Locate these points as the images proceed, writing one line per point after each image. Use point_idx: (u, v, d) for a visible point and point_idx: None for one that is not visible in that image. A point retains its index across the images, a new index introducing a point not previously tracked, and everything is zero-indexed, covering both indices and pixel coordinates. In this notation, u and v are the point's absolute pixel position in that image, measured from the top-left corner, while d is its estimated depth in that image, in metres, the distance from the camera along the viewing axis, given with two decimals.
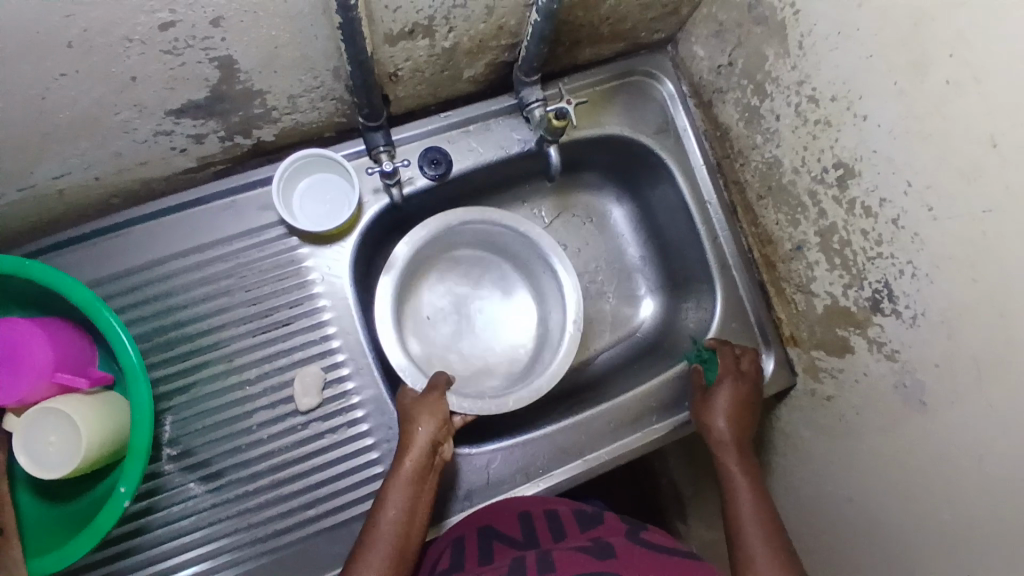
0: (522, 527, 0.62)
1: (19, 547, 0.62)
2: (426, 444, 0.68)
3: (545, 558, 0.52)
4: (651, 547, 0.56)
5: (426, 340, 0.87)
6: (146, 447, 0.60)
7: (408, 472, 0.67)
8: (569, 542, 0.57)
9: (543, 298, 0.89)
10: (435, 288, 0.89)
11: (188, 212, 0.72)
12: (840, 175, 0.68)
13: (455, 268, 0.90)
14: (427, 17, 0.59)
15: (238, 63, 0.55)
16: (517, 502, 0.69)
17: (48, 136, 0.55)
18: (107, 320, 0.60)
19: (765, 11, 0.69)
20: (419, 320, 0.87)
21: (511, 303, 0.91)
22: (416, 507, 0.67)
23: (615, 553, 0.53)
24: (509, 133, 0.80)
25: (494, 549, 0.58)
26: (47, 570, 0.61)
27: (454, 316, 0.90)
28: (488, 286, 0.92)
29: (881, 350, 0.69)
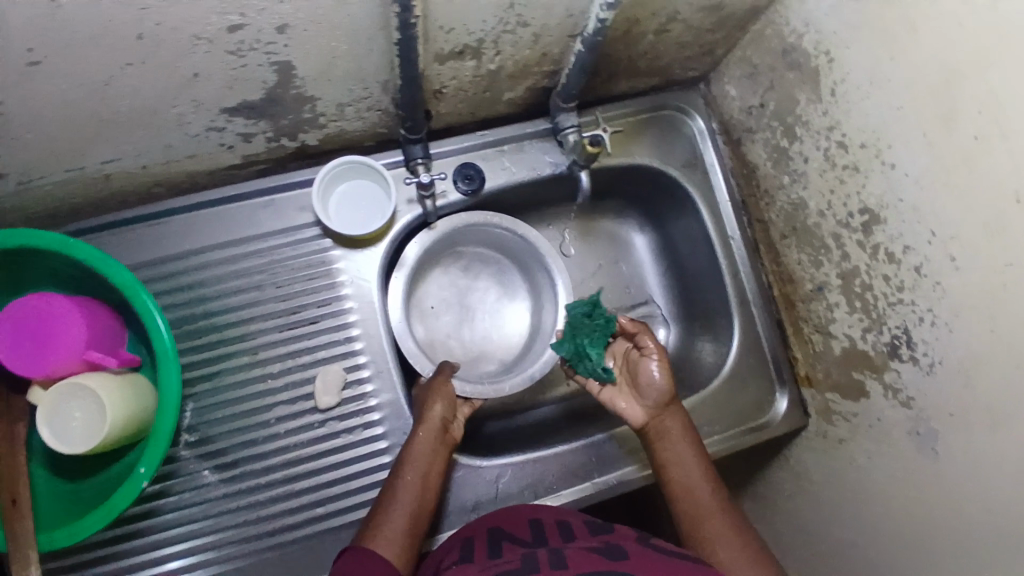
0: (532, 530, 0.63)
1: (29, 520, 0.62)
2: (439, 421, 0.70)
3: (558, 555, 0.53)
4: (660, 549, 0.56)
5: (432, 334, 0.90)
6: (169, 431, 0.62)
7: (424, 446, 0.69)
8: (580, 543, 0.57)
9: (539, 296, 0.91)
10: (439, 279, 0.92)
11: (228, 207, 0.74)
12: (865, 221, 0.70)
13: (457, 261, 0.92)
14: (477, 40, 0.62)
15: (296, 69, 0.58)
16: (527, 508, 0.69)
17: (106, 121, 0.58)
18: (144, 304, 0.62)
19: (800, 57, 0.72)
20: (422, 311, 0.90)
21: (509, 298, 0.94)
22: (429, 481, 0.67)
23: (626, 554, 0.54)
24: (542, 155, 0.82)
25: (502, 547, 0.59)
26: (58, 544, 0.62)
27: (455, 306, 0.93)
28: (488, 280, 0.94)
29: (896, 396, 0.70)
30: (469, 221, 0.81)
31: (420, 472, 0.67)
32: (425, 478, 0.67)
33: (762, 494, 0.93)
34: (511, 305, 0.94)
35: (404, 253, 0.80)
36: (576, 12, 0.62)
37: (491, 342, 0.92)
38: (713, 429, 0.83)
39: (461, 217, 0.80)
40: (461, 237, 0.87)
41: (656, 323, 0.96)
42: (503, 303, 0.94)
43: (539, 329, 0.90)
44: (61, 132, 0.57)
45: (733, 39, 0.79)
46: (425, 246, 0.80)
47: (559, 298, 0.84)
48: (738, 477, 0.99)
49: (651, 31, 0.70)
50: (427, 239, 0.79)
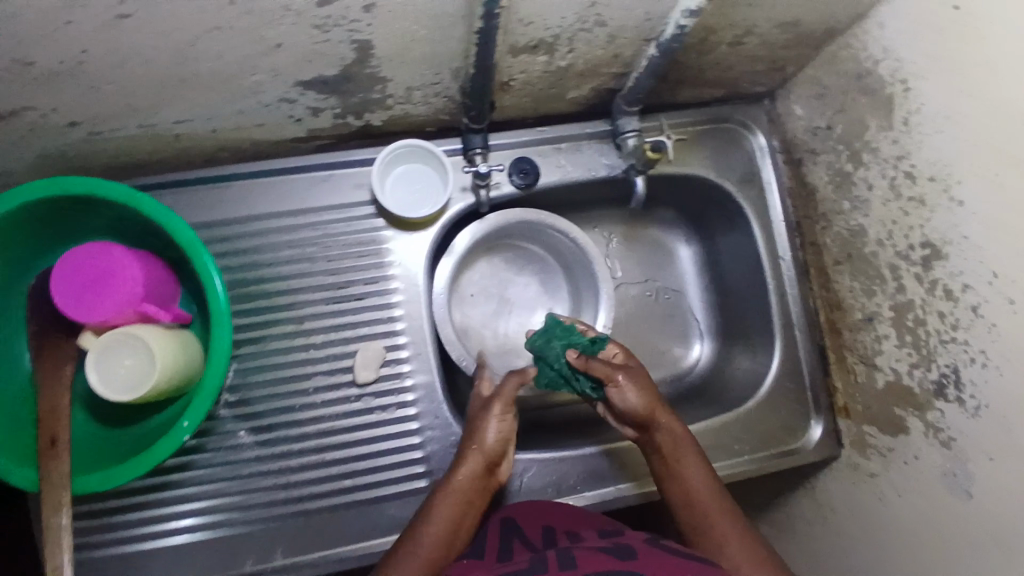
0: (546, 536, 0.64)
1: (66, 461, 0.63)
2: (485, 458, 0.69)
3: (566, 557, 0.54)
4: (668, 548, 0.57)
5: (468, 322, 0.91)
6: (216, 389, 0.64)
7: (465, 484, 0.68)
8: (588, 543, 0.58)
9: (578, 298, 0.92)
10: (481, 268, 0.93)
11: (288, 177, 0.76)
12: (926, 254, 0.68)
13: (502, 253, 0.93)
14: (553, 35, 0.62)
15: (374, 48, 0.59)
16: (542, 510, 0.70)
17: (185, 82, 0.59)
18: (204, 263, 0.63)
19: (875, 82, 0.71)
20: (461, 298, 0.91)
21: (548, 296, 0.94)
22: (463, 521, 0.66)
23: (634, 554, 0.54)
24: (598, 156, 0.82)
25: (513, 547, 0.60)
26: (91, 487, 0.64)
27: (493, 298, 0.93)
28: (529, 276, 0.95)
29: (936, 435, 0.69)
30: (523, 215, 0.82)
31: (455, 512, 0.66)
32: (461, 516, 0.66)
33: (783, 518, 0.93)
34: (547, 304, 0.94)
35: (454, 241, 0.81)
36: (655, 17, 0.62)
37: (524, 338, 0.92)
38: (742, 449, 0.83)
39: (516, 211, 0.82)
40: (511, 231, 0.88)
41: (691, 336, 0.96)
42: (540, 301, 0.94)
43: None
44: (142, 89, 0.58)
45: (806, 57, 0.77)
46: (478, 235, 0.81)
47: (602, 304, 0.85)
48: (758, 499, 0.99)
49: (726, 41, 0.69)
50: (481, 229, 0.81)
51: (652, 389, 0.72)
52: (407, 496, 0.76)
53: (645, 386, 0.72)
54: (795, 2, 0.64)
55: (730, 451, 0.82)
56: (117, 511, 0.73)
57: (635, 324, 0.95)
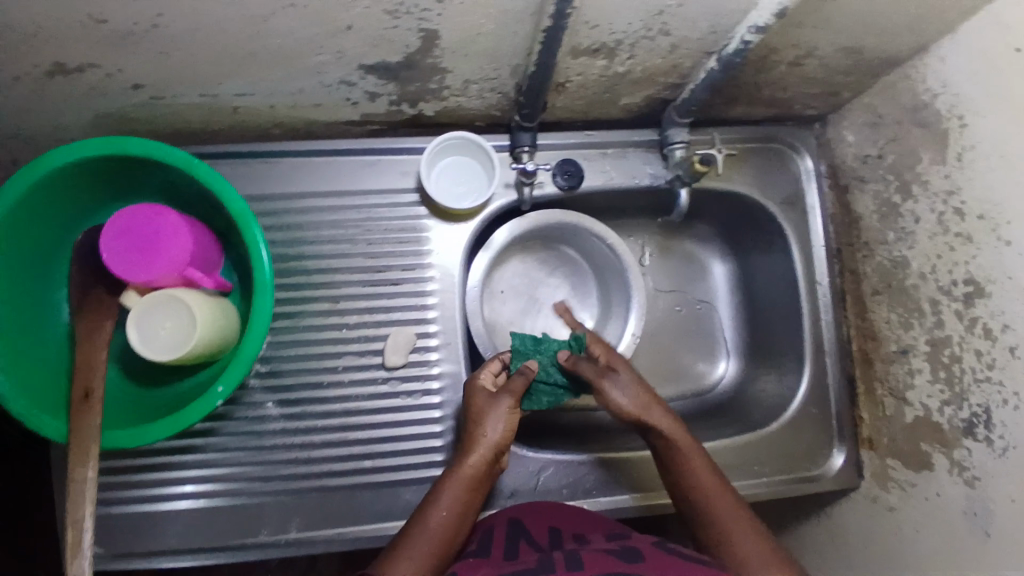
0: (551, 536, 0.65)
1: (98, 413, 0.64)
2: (493, 449, 0.68)
3: (574, 560, 0.55)
4: (676, 551, 0.58)
5: (496, 318, 0.91)
6: (253, 357, 0.64)
7: (472, 471, 0.67)
8: (595, 545, 0.59)
9: (607, 305, 0.92)
10: (513, 267, 0.93)
11: (336, 158, 0.77)
12: (968, 292, 0.67)
13: (535, 254, 0.93)
14: (616, 40, 0.62)
15: (440, 38, 0.59)
16: (548, 511, 0.71)
17: (251, 56, 0.60)
18: (252, 233, 0.64)
19: (931, 115, 0.70)
20: (491, 293, 0.91)
21: (577, 301, 0.95)
22: (468, 508, 0.66)
23: (641, 558, 0.55)
24: (643, 165, 0.82)
25: (520, 548, 0.61)
26: (120, 445, 0.64)
27: (523, 297, 0.93)
28: (560, 278, 0.95)
29: (961, 473, 0.69)
30: (561, 217, 0.82)
31: (463, 496, 0.66)
32: (467, 503, 0.66)
33: (794, 544, 0.93)
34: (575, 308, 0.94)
35: (493, 235, 0.82)
36: (719, 31, 0.62)
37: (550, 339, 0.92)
38: (762, 470, 0.82)
39: (555, 212, 0.82)
40: (546, 232, 0.88)
41: (717, 354, 0.95)
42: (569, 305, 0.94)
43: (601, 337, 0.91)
44: (209, 58, 0.59)
45: (862, 85, 0.77)
46: (516, 233, 0.82)
47: (631, 313, 0.85)
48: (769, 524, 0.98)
49: (785, 61, 0.69)
50: (520, 227, 0.81)
51: (642, 386, 0.73)
52: (424, 483, 0.76)
53: (635, 383, 0.73)
54: (861, 27, 0.63)
55: (750, 472, 0.82)
56: (141, 470, 0.74)
57: (662, 335, 0.95)
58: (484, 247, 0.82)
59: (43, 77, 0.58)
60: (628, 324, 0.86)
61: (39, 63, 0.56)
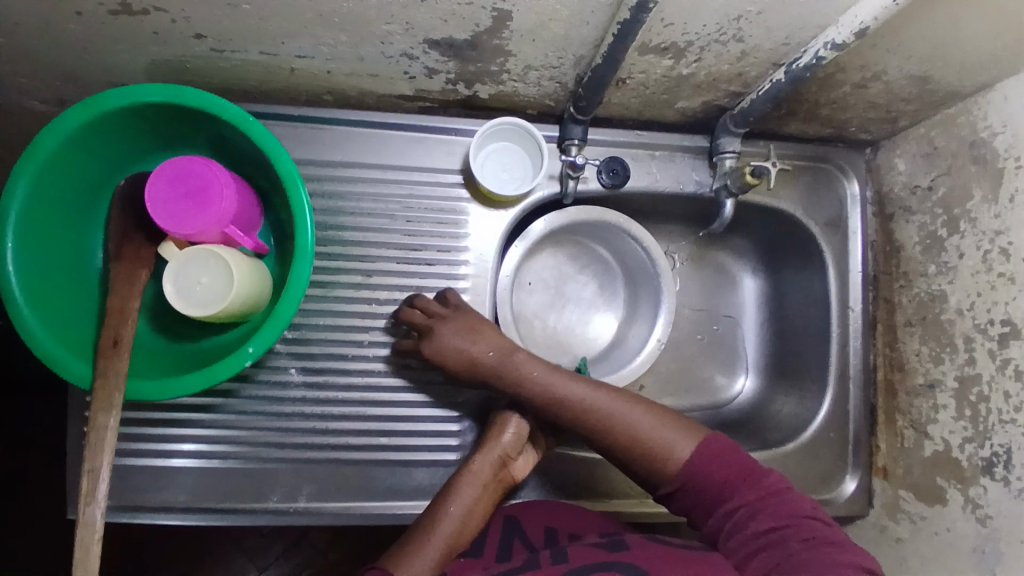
0: (547, 534, 0.66)
1: (126, 361, 0.63)
2: (503, 453, 0.69)
3: (560, 552, 0.57)
4: (660, 542, 0.59)
5: (522, 309, 0.90)
6: (287, 322, 0.64)
7: (482, 469, 0.68)
8: (585, 540, 0.61)
9: (634, 308, 0.92)
10: (544, 259, 0.92)
11: (387, 132, 0.77)
12: (1004, 332, 0.67)
13: (567, 249, 0.93)
14: (687, 41, 0.61)
15: (511, 20, 0.59)
16: (548, 507, 0.72)
17: (318, 19, 0.59)
18: (298, 196, 0.63)
19: (989, 152, 0.69)
20: (520, 284, 0.90)
21: (603, 300, 0.94)
22: (479, 505, 0.66)
23: (627, 547, 0.57)
24: (690, 172, 0.82)
25: (513, 550, 0.63)
26: (145, 395, 0.63)
27: (550, 291, 0.93)
28: (589, 276, 0.94)
29: (975, 511, 0.69)
30: (601, 214, 0.82)
31: (473, 493, 0.66)
32: (478, 500, 0.66)
33: None
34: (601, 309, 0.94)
35: (530, 225, 0.82)
36: (793, 43, 0.61)
37: (573, 335, 0.92)
38: None
39: (595, 208, 0.81)
40: (582, 228, 0.87)
41: (737, 368, 0.95)
42: (596, 305, 0.94)
43: (625, 340, 0.91)
44: (276, 15, 0.58)
45: (921, 115, 0.76)
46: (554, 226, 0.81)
47: (659, 319, 0.85)
48: None
49: (851, 82, 0.68)
50: (559, 220, 0.81)
51: (472, 326, 0.70)
52: (437, 465, 0.76)
53: (465, 322, 0.70)
54: (933, 56, 0.63)
55: None
56: (157, 424, 0.74)
57: (685, 345, 0.94)
58: (521, 237, 0.81)
59: (106, 16, 0.57)
60: (654, 329, 0.86)
61: (105, 1, 0.55)
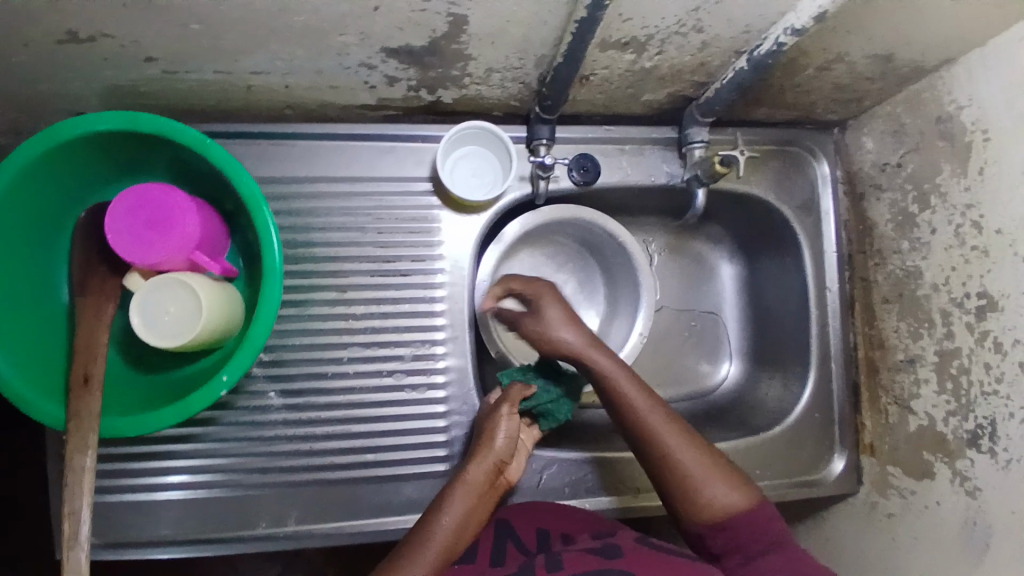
0: (540, 538, 0.65)
1: (97, 398, 0.61)
2: (498, 459, 0.66)
3: (555, 559, 0.56)
4: (656, 549, 0.58)
5: None
6: (260, 345, 0.62)
7: (477, 478, 0.65)
8: (577, 544, 0.60)
9: (614, 303, 0.92)
10: (521, 260, 0.91)
11: (351, 144, 0.76)
12: (981, 305, 0.68)
13: (544, 248, 0.92)
14: (647, 35, 0.60)
15: (469, 24, 0.58)
16: (537, 509, 0.71)
17: (272, 34, 0.57)
18: (262, 217, 0.62)
19: (956, 127, 0.70)
20: None
21: (583, 297, 0.93)
22: (472, 515, 0.63)
23: (621, 553, 0.56)
24: (660, 164, 0.81)
25: (506, 552, 0.62)
26: (118, 432, 0.61)
27: None
28: (567, 274, 0.93)
29: (963, 484, 0.70)
30: (574, 212, 0.81)
31: (467, 504, 0.63)
32: (471, 510, 0.63)
33: None
34: (581, 306, 0.93)
35: (504, 229, 0.81)
36: (754, 31, 0.61)
37: None
38: (763, 473, 0.83)
39: (567, 207, 0.81)
40: (557, 227, 0.86)
41: (721, 355, 0.95)
42: (576, 302, 0.93)
43: (607, 336, 0.90)
44: (227, 32, 0.56)
45: (887, 93, 0.76)
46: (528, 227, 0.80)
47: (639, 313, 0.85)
48: None
49: (814, 65, 0.68)
50: (532, 221, 0.80)
51: (570, 315, 0.68)
52: (426, 478, 0.75)
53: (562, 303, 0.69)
54: (894, 35, 0.63)
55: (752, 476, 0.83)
56: (136, 458, 0.72)
57: (668, 336, 0.95)
58: (495, 240, 0.81)
59: (53, 45, 0.56)
60: (635, 324, 0.85)
61: (50, 30, 0.53)
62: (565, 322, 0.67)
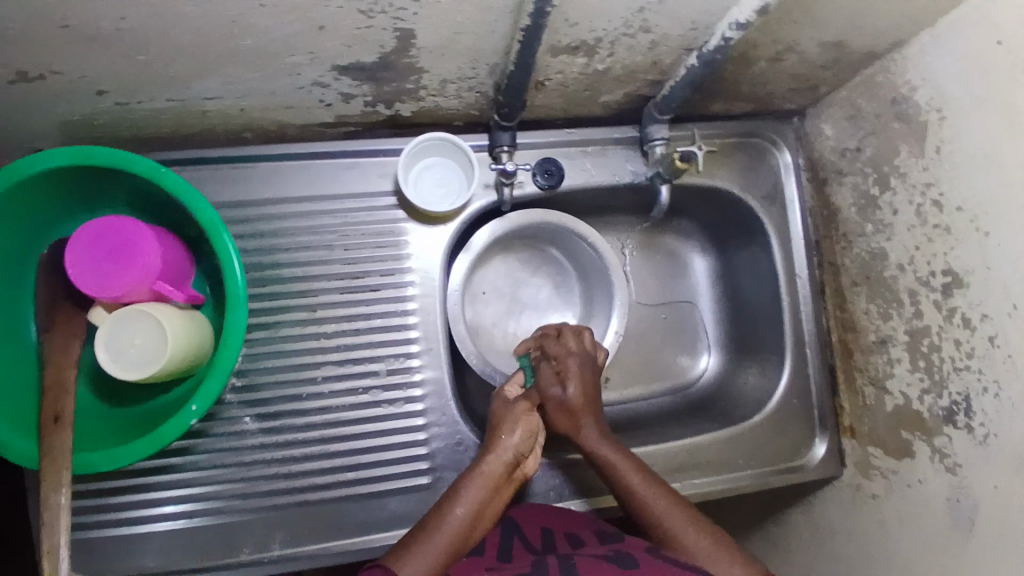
0: (546, 536, 0.64)
1: (70, 436, 0.61)
2: (514, 453, 0.68)
3: (568, 564, 0.55)
4: (671, 562, 0.57)
5: (478, 319, 0.90)
6: (229, 371, 0.62)
7: (493, 469, 0.67)
8: (588, 551, 0.59)
9: (589, 303, 0.92)
10: (494, 267, 0.91)
11: (312, 162, 0.75)
12: (946, 282, 0.68)
13: (517, 254, 0.92)
14: (596, 38, 0.61)
15: (417, 38, 0.58)
16: (542, 514, 0.70)
17: (219, 59, 0.57)
18: (223, 242, 0.61)
19: (909, 108, 0.71)
20: (473, 296, 0.90)
21: (559, 300, 0.94)
22: (488, 507, 0.65)
23: (636, 566, 0.55)
24: (624, 163, 0.82)
25: (514, 547, 0.61)
26: (92, 466, 0.61)
27: (505, 298, 0.92)
28: (542, 277, 0.94)
29: (943, 461, 0.70)
30: (541, 216, 0.81)
31: (481, 497, 0.65)
32: (486, 500, 0.65)
33: (780, 534, 0.94)
34: (557, 309, 0.93)
35: (473, 237, 0.81)
36: (701, 26, 0.62)
37: None
38: (747, 463, 0.83)
39: (534, 211, 0.81)
40: (527, 232, 0.87)
41: (699, 348, 0.96)
42: (553, 306, 0.93)
43: None
44: (175, 59, 0.56)
45: (841, 79, 0.77)
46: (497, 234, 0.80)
47: (614, 313, 0.85)
48: (754, 514, 1.00)
49: (765, 57, 0.69)
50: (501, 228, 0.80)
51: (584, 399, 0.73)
52: (409, 492, 0.75)
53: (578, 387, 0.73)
54: (840, 23, 0.64)
55: (735, 466, 0.83)
56: (115, 492, 0.72)
57: (647, 333, 0.95)
58: (465, 249, 0.81)
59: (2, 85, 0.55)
60: (610, 323, 0.86)
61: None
62: (581, 408, 0.73)
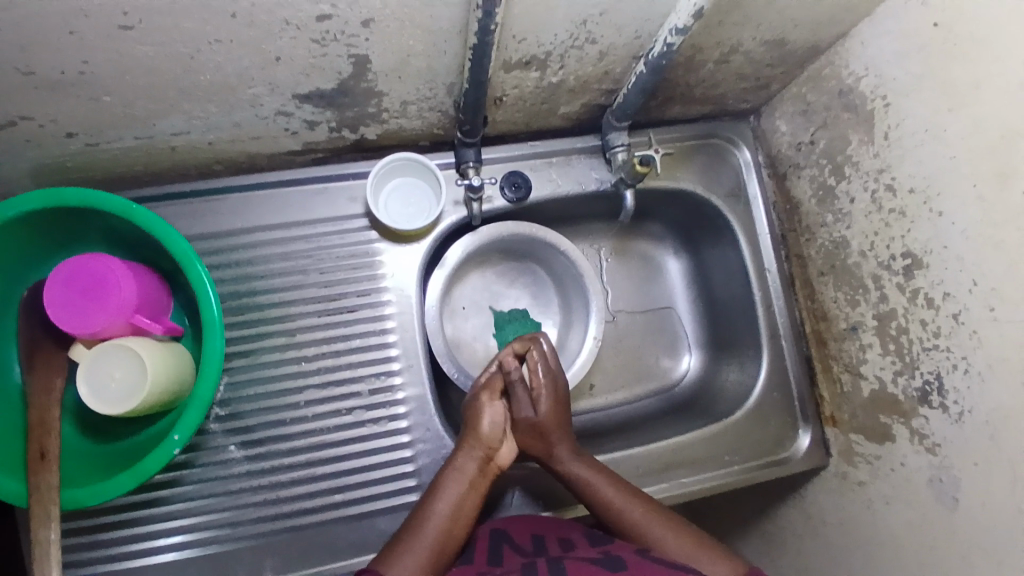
0: (536, 541, 0.64)
1: (56, 473, 0.61)
2: (485, 443, 0.70)
3: (557, 566, 0.55)
4: (659, 561, 0.57)
5: (459, 333, 0.91)
6: (207, 400, 0.62)
7: (466, 464, 0.68)
8: (578, 553, 0.59)
9: (569, 311, 0.93)
10: (472, 282, 0.93)
11: (283, 190, 0.77)
12: (907, 264, 0.70)
13: (494, 267, 0.94)
14: (546, 52, 0.63)
15: (372, 63, 0.60)
16: (533, 520, 0.70)
17: (183, 96, 0.59)
18: (197, 272, 0.63)
19: (856, 99, 0.73)
20: (452, 311, 0.91)
21: (539, 310, 0.95)
22: (468, 500, 0.66)
23: (625, 567, 0.55)
24: (589, 171, 0.84)
25: (503, 553, 0.61)
26: (81, 502, 0.61)
27: (486, 311, 0.93)
28: (520, 290, 0.95)
29: (922, 441, 0.71)
30: (512, 229, 0.83)
31: (459, 489, 0.66)
32: (465, 494, 0.66)
33: (776, 529, 0.94)
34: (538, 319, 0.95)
35: (447, 253, 0.83)
36: (644, 35, 0.64)
37: None
38: (733, 459, 0.84)
39: (505, 225, 0.83)
40: (501, 245, 0.88)
41: (680, 349, 0.97)
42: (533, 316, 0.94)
43: (565, 345, 0.92)
44: (139, 97, 0.58)
45: (790, 76, 0.80)
46: (469, 249, 0.82)
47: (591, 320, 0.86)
48: (750, 511, 1.00)
49: (712, 59, 0.71)
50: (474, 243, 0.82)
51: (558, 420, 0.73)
52: (396, 510, 0.75)
53: (549, 408, 0.73)
54: (778, 21, 0.66)
55: (721, 462, 0.83)
56: (104, 529, 0.72)
57: (627, 337, 0.96)
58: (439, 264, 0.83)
59: None
60: (588, 331, 0.87)
61: None
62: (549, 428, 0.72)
